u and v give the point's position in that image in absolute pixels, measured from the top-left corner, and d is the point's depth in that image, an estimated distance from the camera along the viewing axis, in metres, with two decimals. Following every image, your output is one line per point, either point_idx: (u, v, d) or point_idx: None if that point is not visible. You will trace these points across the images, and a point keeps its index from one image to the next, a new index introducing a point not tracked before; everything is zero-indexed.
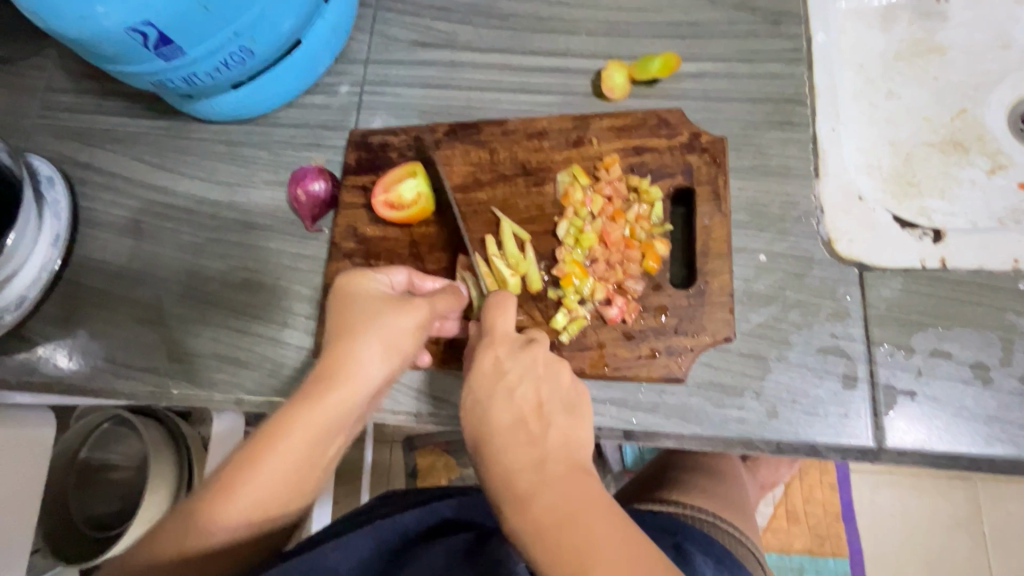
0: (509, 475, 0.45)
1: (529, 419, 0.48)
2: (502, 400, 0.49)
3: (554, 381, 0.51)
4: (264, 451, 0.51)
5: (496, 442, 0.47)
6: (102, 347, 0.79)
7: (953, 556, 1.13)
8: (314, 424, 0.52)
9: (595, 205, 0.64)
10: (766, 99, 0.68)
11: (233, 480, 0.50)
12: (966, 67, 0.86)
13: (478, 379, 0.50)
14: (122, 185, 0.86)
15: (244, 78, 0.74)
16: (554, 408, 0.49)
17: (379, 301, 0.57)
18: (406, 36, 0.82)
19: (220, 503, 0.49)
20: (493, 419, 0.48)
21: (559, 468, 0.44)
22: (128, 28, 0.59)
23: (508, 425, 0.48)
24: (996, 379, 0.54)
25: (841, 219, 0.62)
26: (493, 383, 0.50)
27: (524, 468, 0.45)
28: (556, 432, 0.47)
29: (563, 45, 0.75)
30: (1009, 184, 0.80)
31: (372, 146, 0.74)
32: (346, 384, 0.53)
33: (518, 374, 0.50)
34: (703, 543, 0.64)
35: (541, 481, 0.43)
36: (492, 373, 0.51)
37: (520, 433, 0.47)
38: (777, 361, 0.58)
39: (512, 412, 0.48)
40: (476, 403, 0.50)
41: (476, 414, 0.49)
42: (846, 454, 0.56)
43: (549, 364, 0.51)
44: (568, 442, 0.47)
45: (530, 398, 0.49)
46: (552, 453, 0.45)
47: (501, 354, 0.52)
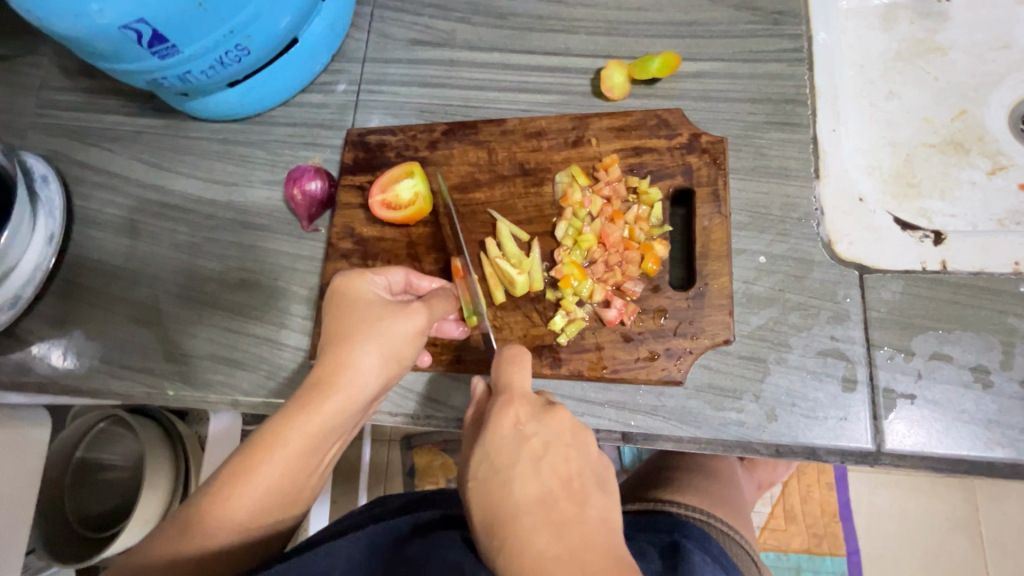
0: (540, 563, 0.39)
1: (559, 496, 0.43)
2: (526, 471, 0.44)
3: (582, 452, 0.46)
4: (259, 460, 0.50)
5: (522, 522, 0.41)
6: (96, 348, 0.78)
7: (950, 556, 1.13)
8: (311, 432, 0.52)
9: (594, 206, 0.63)
10: (766, 100, 0.67)
11: (226, 487, 0.50)
12: (967, 68, 0.86)
13: (500, 446, 0.46)
14: (117, 184, 0.85)
15: (240, 77, 0.74)
16: (584, 483, 0.44)
17: (376, 305, 0.56)
18: (404, 34, 0.81)
19: (213, 509, 0.49)
20: (517, 494, 0.43)
21: (599, 558, 0.39)
22: (122, 26, 0.58)
23: (535, 501, 0.42)
24: (997, 382, 0.54)
25: (842, 221, 0.62)
26: (515, 449, 0.45)
27: (560, 556, 0.39)
28: (592, 515, 0.42)
29: (562, 44, 0.75)
30: (1009, 186, 0.80)
31: (369, 145, 0.74)
32: (343, 392, 0.53)
33: (542, 440, 0.46)
34: (700, 540, 0.63)
35: (579, 573, 0.38)
36: (513, 439, 0.46)
37: (551, 515, 0.41)
38: (776, 364, 0.58)
39: (540, 487, 0.43)
40: (495, 472, 0.45)
41: (496, 483, 0.44)
42: (845, 457, 0.56)
43: (576, 434, 0.47)
44: (604, 526, 0.42)
45: (558, 470, 0.44)
46: (589, 539, 0.40)
47: (523, 418, 0.47)
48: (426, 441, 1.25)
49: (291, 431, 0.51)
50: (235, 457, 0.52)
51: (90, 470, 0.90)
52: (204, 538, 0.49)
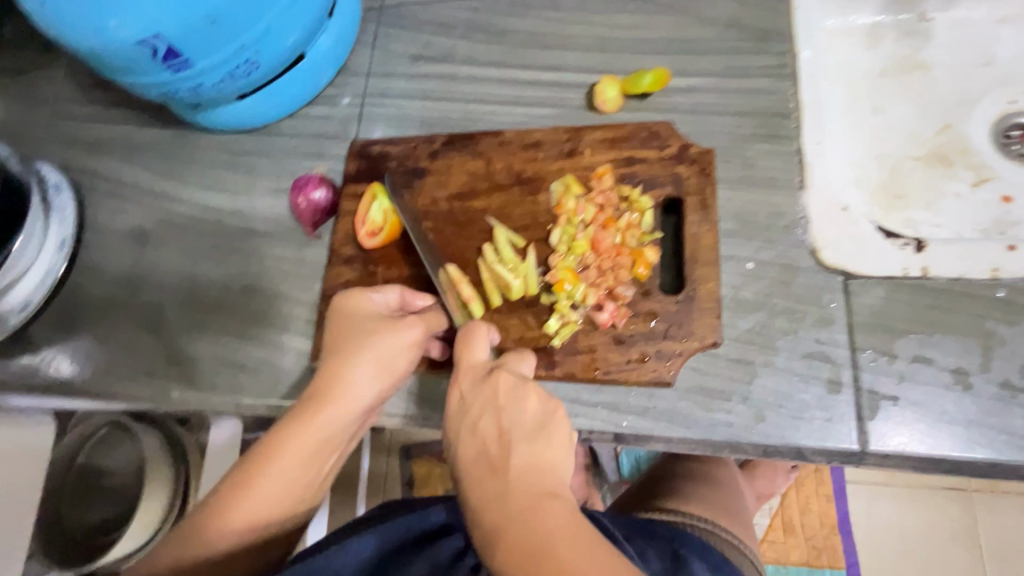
0: (474, 511, 0.44)
1: (491, 451, 0.47)
2: (466, 435, 0.48)
3: (516, 405, 0.48)
4: (258, 471, 0.54)
5: (464, 478, 0.47)
6: (104, 351, 0.80)
7: (950, 569, 1.13)
8: (305, 444, 0.54)
9: (587, 213, 0.66)
10: (753, 113, 0.70)
11: (232, 498, 0.53)
12: (950, 84, 0.89)
13: (449, 416, 0.51)
14: (128, 193, 0.88)
15: (249, 90, 0.77)
16: (515, 434, 0.47)
17: (370, 321, 0.58)
18: (407, 50, 0.85)
19: (220, 515, 0.53)
20: (461, 455, 0.48)
21: (521, 498, 0.43)
22: (139, 41, 0.62)
23: (472, 459, 0.47)
24: (976, 384, 0.56)
25: (827, 229, 0.64)
26: (462, 416, 0.50)
27: (486, 503, 0.44)
28: (520, 460, 0.45)
29: (558, 60, 0.78)
30: (992, 197, 0.82)
31: (372, 155, 0.77)
32: (336, 405, 0.55)
33: (478, 405, 0.49)
34: (701, 551, 0.65)
35: (502, 515, 0.42)
36: (458, 410, 0.51)
37: (483, 468, 0.46)
38: (764, 366, 0.60)
39: (476, 445, 0.48)
40: (446, 438, 0.50)
41: (448, 449, 0.49)
42: (831, 457, 0.57)
43: (509, 390, 0.49)
44: (533, 469, 0.45)
45: (492, 428, 0.48)
46: (515, 482, 0.44)
47: (465, 390, 0.51)
48: (426, 450, 1.26)
49: (287, 443, 0.54)
50: (236, 470, 0.56)
51: (92, 476, 0.91)
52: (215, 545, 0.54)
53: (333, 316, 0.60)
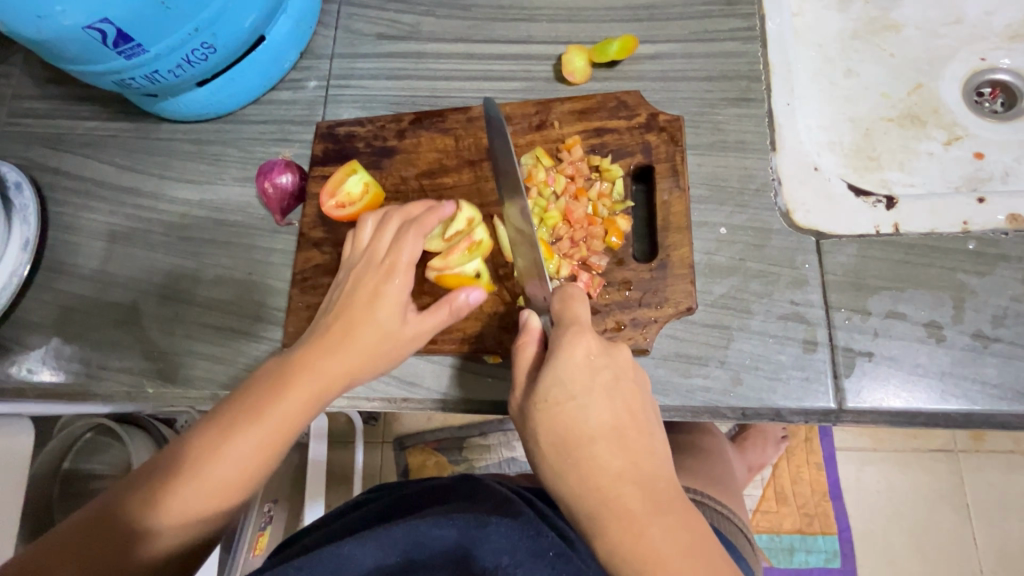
0: (613, 488, 0.42)
1: (627, 426, 0.45)
2: (598, 402, 0.46)
3: (644, 391, 0.48)
4: (275, 392, 0.52)
5: (591, 445, 0.44)
6: (77, 350, 0.79)
7: (939, 529, 1.12)
8: (315, 382, 0.53)
9: (558, 184, 0.65)
10: (721, 77, 0.69)
11: (207, 461, 0.49)
12: (919, 43, 0.88)
13: (573, 372, 0.47)
14: (92, 189, 0.86)
15: (208, 76, 0.75)
16: (648, 418, 0.47)
17: (395, 262, 0.59)
18: (371, 29, 0.83)
19: (219, 433, 0.50)
20: (591, 420, 0.45)
21: (665, 489, 0.43)
22: (86, 26, 0.59)
23: (608, 429, 0.45)
24: (949, 336, 0.56)
25: (799, 190, 0.64)
26: (588, 379, 0.47)
27: (633, 483, 0.42)
28: (655, 448, 0.45)
29: (524, 32, 0.76)
30: (965, 154, 0.82)
31: (338, 137, 0.75)
32: (354, 336, 0.56)
33: (612, 373, 0.47)
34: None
35: (651, 504, 0.42)
36: (585, 367, 0.47)
37: (621, 441, 0.44)
38: (740, 330, 0.60)
39: (613, 418, 0.45)
40: (568, 397, 0.46)
41: (570, 408, 0.45)
42: (809, 417, 0.57)
43: (639, 373, 0.49)
44: (663, 461, 0.45)
45: (625, 402, 0.46)
46: (657, 470, 0.44)
47: (592, 352, 0.48)
48: (417, 438, 1.25)
49: (279, 405, 0.51)
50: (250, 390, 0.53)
51: (78, 481, 0.89)
52: (198, 471, 0.48)
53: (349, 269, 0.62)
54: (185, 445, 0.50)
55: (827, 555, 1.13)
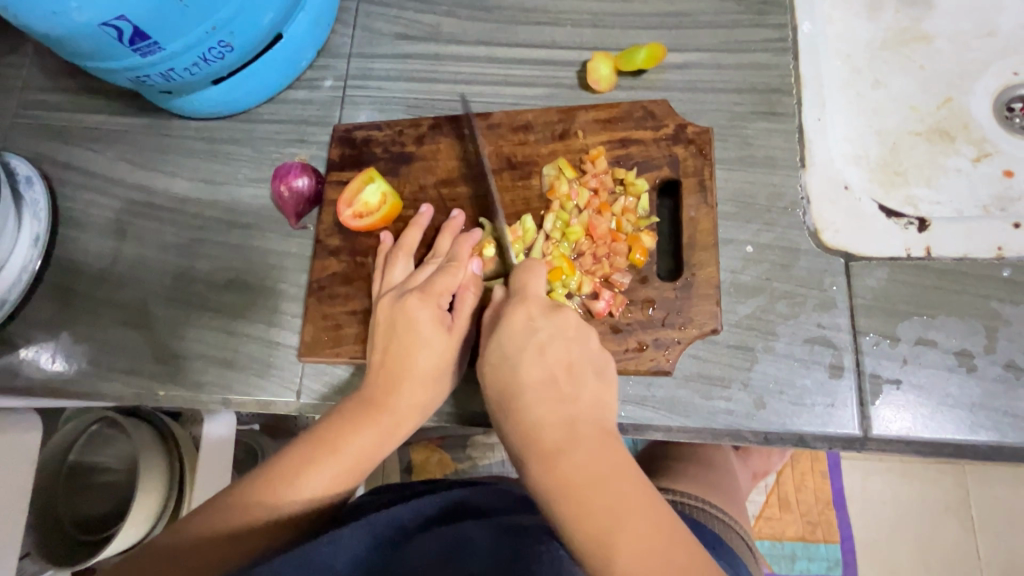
0: (538, 429, 0.46)
1: (559, 379, 0.48)
2: (531, 357, 0.49)
3: (583, 344, 0.51)
4: (340, 439, 0.56)
5: (525, 395, 0.48)
6: (87, 349, 0.78)
7: (942, 541, 1.10)
8: (379, 428, 0.56)
9: (581, 198, 0.63)
10: (752, 90, 0.67)
11: (295, 486, 0.54)
12: (951, 55, 0.85)
13: (511, 334, 0.51)
14: (103, 185, 0.85)
15: (223, 74, 0.73)
16: (584, 369, 0.49)
17: (438, 280, 0.60)
18: (390, 29, 0.81)
19: (289, 481, 0.54)
20: (520, 373, 0.49)
21: (589, 429, 0.46)
22: (102, 23, 0.57)
23: (538, 380, 0.48)
24: (980, 366, 0.55)
25: (827, 210, 0.63)
26: (525, 337, 0.50)
27: (551, 423, 0.46)
28: (586, 395, 0.48)
29: (548, 36, 0.74)
30: (994, 172, 0.79)
31: (355, 141, 0.73)
32: (412, 375, 0.57)
33: (548, 331, 0.51)
34: (692, 529, 0.63)
35: (571, 440, 0.45)
36: (523, 330, 0.51)
37: (550, 391, 0.48)
38: (765, 352, 0.59)
39: (544, 369, 0.48)
40: (505, 354, 0.50)
41: (504, 366, 0.50)
42: (833, 443, 0.56)
43: (580, 329, 0.51)
44: (593, 407, 0.47)
45: (560, 356, 0.50)
46: (582, 414, 0.47)
47: (534, 314, 0.51)
48: (420, 435, 1.15)
49: (355, 442, 0.55)
50: (316, 436, 0.56)
51: (87, 473, 0.90)
52: (267, 508, 0.54)
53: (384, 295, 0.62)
54: (255, 484, 0.55)
55: (829, 563, 1.10)
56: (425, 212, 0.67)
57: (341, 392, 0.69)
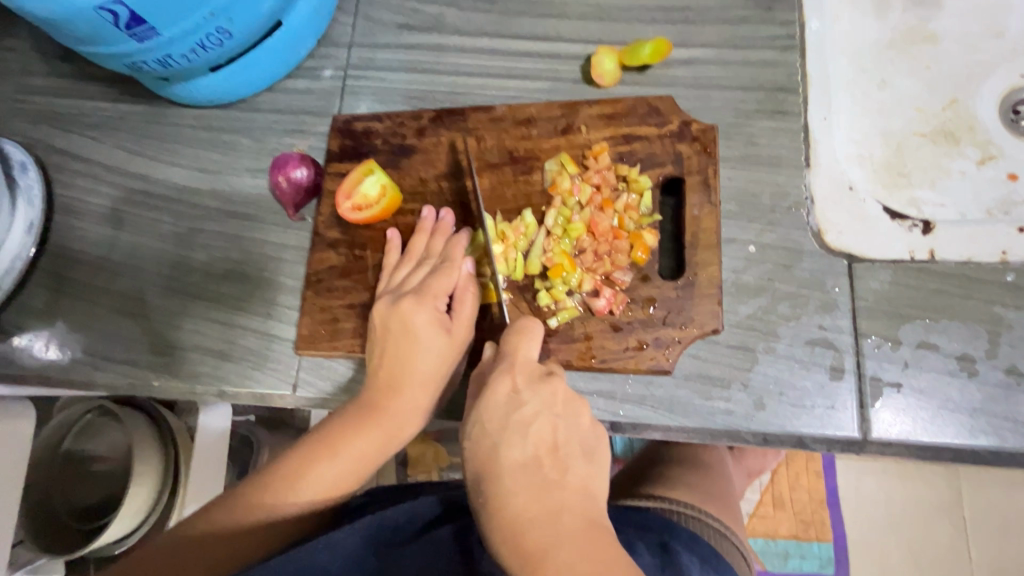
0: (519, 523, 0.41)
1: (544, 461, 0.45)
2: (515, 435, 0.46)
3: (571, 419, 0.48)
4: (340, 441, 0.55)
5: (503, 483, 0.44)
6: (81, 338, 0.77)
7: (935, 542, 1.10)
8: (380, 430, 0.55)
9: (583, 195, 0.63)
10: (757, 87, 0.66)
11: (294, 491, 0.54)
12: (958, 56, 0.84)
13: (493, 409, 0.47)
14: (99, 172, 0.83)
15: (221, 61, 0.72)
16: (570, 450, 0.46)
17: (438, 285, 0.60)
18: (391, 18, 0.80)
19: (290, 481, 0.54)
20: (502, 458, 0.45)
21: (577, 522, 0.41)
22: (98, 6, 0.56)
23: (520, 464, 0.44)
24: (982, 371, 0.55)
25: (831, 211, 0.62)
26: (508, 412, 0.47)
27: (534, 516, 0.41)
28: (574, 481, 0.44)
29: (552, 29, 0.73)
30: (998, 176, 0.78)
31: (355, 132, 0.72)
32: (414, 379, 0.57)
33: (534, 408, 0.47)
34: (691, 541, 0.61)
35: (557, 538, 0.40)
36: (507, 404, 0.48)
37: (534, 475, 0.44)
38: (765, 353, 0.58)
39: (526, 450, 0.45)
40: (486, 432, 0.47)
41: (485, 445, 0.46)
42: (832, 445, 0.56)
43: (569, 404, 0.48)
44: (581, 494, 0.43)
45: (546, 435, 0.46)
46: (569, 503, 0.43)
47: (518, 384, 0.49)
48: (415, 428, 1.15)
49: (355, 445, 0.55)
50: (317, 438, 0.56)
51: (80, 462, 0.89)
52: (266, 508, 0.54)
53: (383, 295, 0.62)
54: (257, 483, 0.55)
55: (821, 561, 1.10)
56: (426, 215, 0.65)
57: (339, 386, 0.68)
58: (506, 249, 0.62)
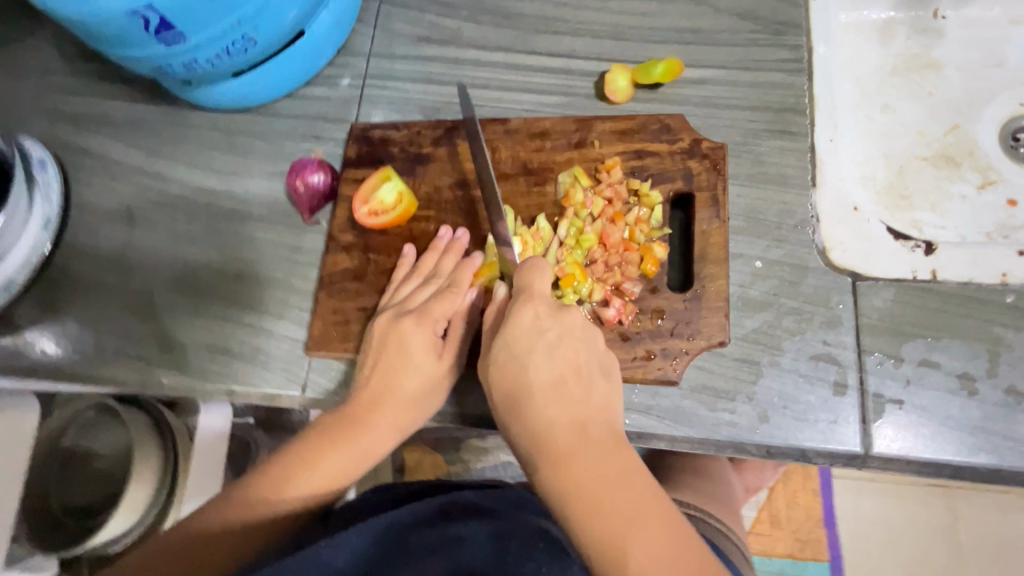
0: (547, 432, 0.47)
1: (568, 380, 0.49)
2: (540, 359, 0.49)
3: (590, 343, 0.51)
4: (313, 455, 0.57)
5: (533, 397, 0.48)
6: (91, 334, 0.78)
7: (931, 564, 1.09)
8: (355, 449, 0.58)
9: (595, 207, 0.65)
10: (766, 108, 0.68)
11: (286, 484, 0.57)
12: (959, 83, 0.86)
13: (517, 338, 0.50)
14: (116, 170, 0.85)
15: (244, 67, 0.74)
16: (591, 369, 0.50)
17: (431, 306, 0.60)
18: (411, 31, 0.82)
19: (268, 490, 0.57)
20: (531, 377, 0.49)
21: (597, 433, 0.47)
22: (129, 12, 0.58)
23: (548, 381, 0.49)
24: (982, 390, 0.56)
25: (836, 229, 0.64)
26: (532, 339, 0.50)
27: (565, 429, 0.47)
28: (595, 397, 0.49)
29: (567, 47, 0.75)
30: (998, 201, 0.80)
31: (372, 140, 0.74)
32: (393, 399, 0.58)
33: (556, 333, 0.50)
34: None
35: (581, 445, 0.46)
36: (530, 331, 0.50)
37: (560, 394, 0.48)
38: (770, 366, 0.59)
39: (553, 370, 0.49)
40: (513, 357, 0.50)
41: (513, 367, 0.50)
42: (835, 460, 0.57)
43: (586, 331, 0.51)
44: (600, 408, 0.48)
45: (568, 359, 0.50)
46: (591, 417, 0.48)
47: (541, 314, 0.51)
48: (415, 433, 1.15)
49: (330, 460, 0.57)
50: (296, 449, 0.58)
51: (79, 457, 0.89)
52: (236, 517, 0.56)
53: (382, 309, 0.64)
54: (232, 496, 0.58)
55: None
56: (443, 235, 0.67)
57: (347, 387, 0.69)
58: (523, 254, 0.63)
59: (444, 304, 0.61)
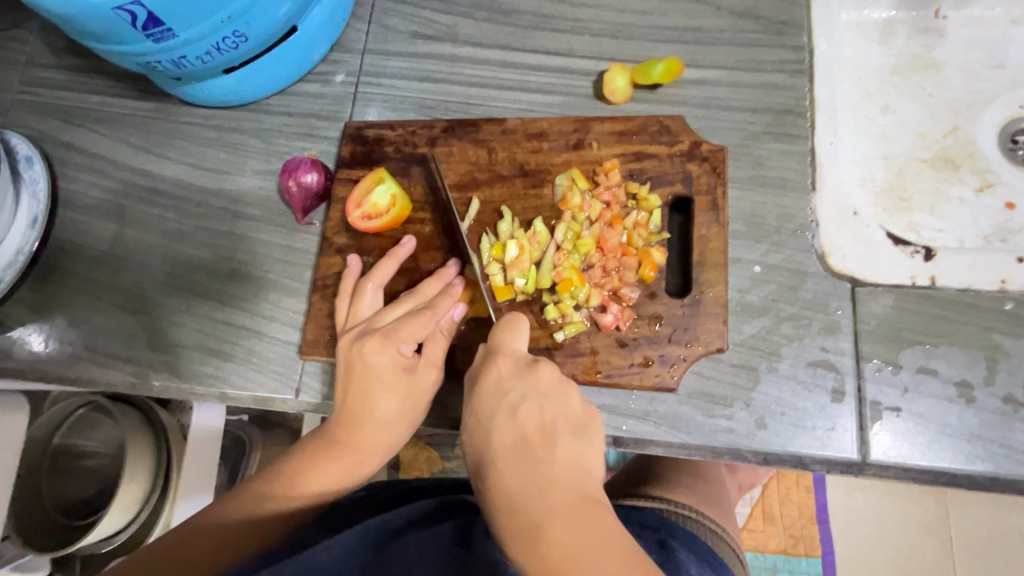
0: (511, 503, 0.41)
1: (534, 440, 0.45)
2: (503, 420, 0.46)
3: (560, 400, 0.47)
4: (289, 479, 0.58)
5: (495, 466, 0.44)
6: (80, 334, 0.76)
7: (921, 561, 1.10)
8: (334, 471, 0.57)
9: (593, 211, 0.64)
10: (767, 110, 0.68)
11: (270, 500, 0.58)
12: (960, 85, 0.85)
13: (483, 399, 0.48)
14: (105, 167, 0.83)
15: (235, 63, 0.72)
16: (559, 426, 0.45)
17: (402, 326, 0.59)
18: (406, 27, 0.80)
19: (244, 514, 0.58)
20: (494, 440, 0.45)
21: (568, 498, 0.41)
22: (116, 7, 0.56)
23: (509, 445, 0.44)
24: (980, 397, 0.56)
25: (835, 234, 0.63)
26: (497, 400, 0.48)
27: (525, 493, 0.41)
28: (566, 457, 0.44)
29: (565, 44, 0.74)
30: (996, 204, 0.80)
31: (367, 139, 0.73)
32: (367, 421, 0.57)
33: (521, 393, 0.48)
34: (687, 540, 0.61)
35: (548, 514, 0.40)
36: (494, 392, 0.48)
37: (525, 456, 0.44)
38: (768, 372, 0.59)
39: (514, 432, 0.45)
40: (477, 420, 0.48)
41: (478, 431, 0.47)
42: (832, 466, 0.57)
43: (556, 385, 0.48)
44: (572, 470, 0.43)
45: (532, 418, 0.46)
46: (562, 483, 0.42)
47: (505, 373, 0.49)
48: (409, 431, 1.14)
49: (311, 481, 0.58)
50: (278, 471, 0.60)
51: (70, 456, 0.88)
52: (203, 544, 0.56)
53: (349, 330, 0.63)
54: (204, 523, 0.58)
55: None
56: (404, 244, 0.66)
57: None
58: (520, 258, 0.62)
59: (415, 324, 0.59)
